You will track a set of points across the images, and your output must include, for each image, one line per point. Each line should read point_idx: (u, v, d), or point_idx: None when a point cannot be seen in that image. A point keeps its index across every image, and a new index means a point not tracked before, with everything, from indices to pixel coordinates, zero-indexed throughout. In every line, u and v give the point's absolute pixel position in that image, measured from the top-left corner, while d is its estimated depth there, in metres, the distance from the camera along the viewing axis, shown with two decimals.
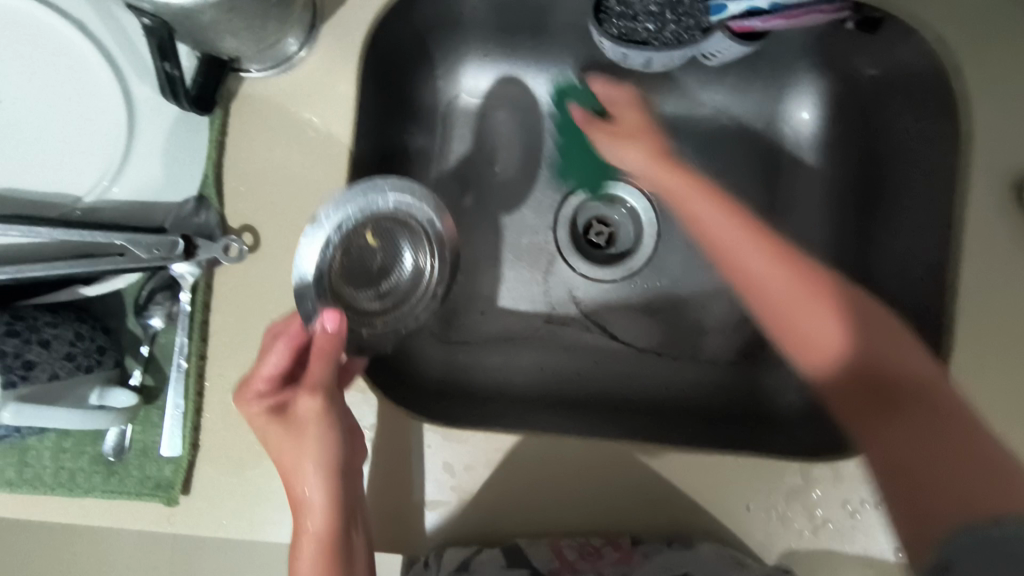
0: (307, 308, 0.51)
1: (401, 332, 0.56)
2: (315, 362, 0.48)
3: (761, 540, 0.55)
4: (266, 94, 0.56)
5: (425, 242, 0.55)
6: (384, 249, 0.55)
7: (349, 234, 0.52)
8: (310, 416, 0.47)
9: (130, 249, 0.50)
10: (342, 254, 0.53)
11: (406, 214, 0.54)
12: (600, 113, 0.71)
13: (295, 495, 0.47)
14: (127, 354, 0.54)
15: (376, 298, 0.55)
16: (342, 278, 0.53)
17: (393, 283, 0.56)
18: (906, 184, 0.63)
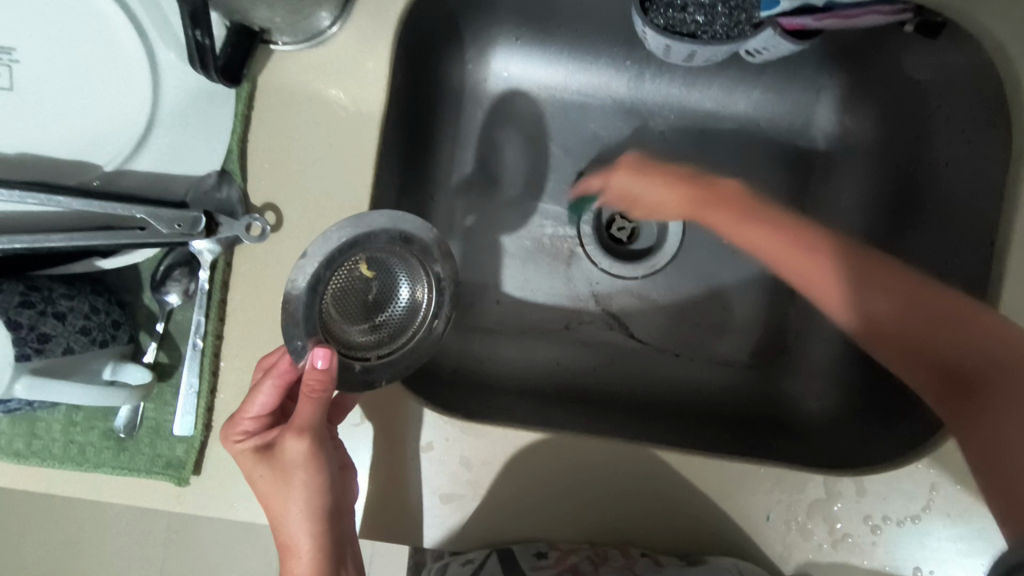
0: (295, 347, 0.46)
1: (400, 372, 0.49)
2: (303, 406, 0.46)
3: (779, 551, 0.54)
4: (296, 68, 0.54)
5: (425, 272, 0.51)
6: (379, 280, 0.51)
7: (342, 265, 0.48)
8: (298, 460, 0.48)
9: (151, 223, 0.48)
10: (337, 286, 0.49)
11: (401, 243, 0.49)
12: (634, 109, 0.74)
13: (282, 532, 0.49)
14: (142, 329, 0.53)
15: (369, 332, 0.50)
16: (333, 310, 0.49)
17: (387, 316, 0.51)
18: (951, 189, 0.61)
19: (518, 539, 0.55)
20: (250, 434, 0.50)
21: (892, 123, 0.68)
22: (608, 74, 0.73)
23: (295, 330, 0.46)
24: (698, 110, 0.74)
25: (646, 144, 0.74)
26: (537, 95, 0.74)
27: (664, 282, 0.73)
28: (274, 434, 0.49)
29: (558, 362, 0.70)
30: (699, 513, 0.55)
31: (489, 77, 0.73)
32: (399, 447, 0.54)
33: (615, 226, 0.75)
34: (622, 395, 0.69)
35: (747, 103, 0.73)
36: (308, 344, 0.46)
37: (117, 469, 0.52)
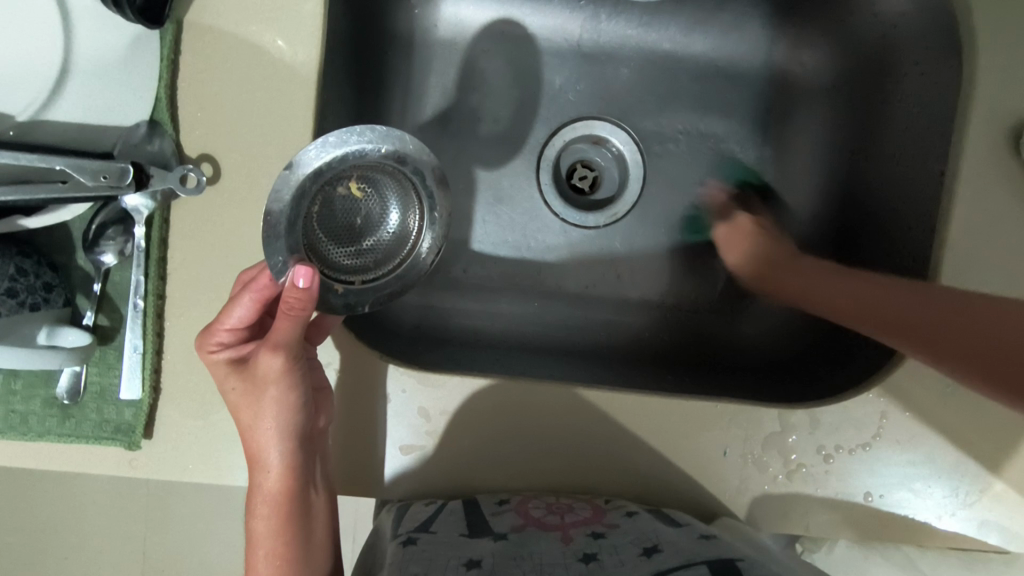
0: (276, 264, 0.44)
1: (383, 296, 0.49)
2: (283, 321, 0.44)
3: (735, 485, 0.55)
4: (224, 9, 0.51)
5: (416, 198, 0.50)
6: (367, 203, 0.50)
7: (332, 178, 0.47)
8: (271, 375, 0.47)
9: (74, 175, 0.45)
10: (323, 201, 0.47)
11: (393, 164, 0.48)
12: (595, 55, 0.72)
13: (252, 448, 0.49)
14: (78, 292, 0.51)
15: (354, 257, 0.50)
16: (318, 227, 0.47)
17: (375, 241, 0.50)
18: (906, 127, 0.61)
19: (480, 489, 0.55)
20: (223, 346, 0.49)
21: (851, 60, 0.66)
22: (563, 15, 0.71)
23: (276, 244, 0.45)
24: (654, 52, 0.72)
25: (603, 88, 0.72)
26: (489, 38, 0.71)
27: (627, 231, 0.72)
28: (250, 349, 0.49)
29: (524, 316, 0.70)
30: (660, 455, 0.56)
31: (439, 21, 0.70)
32: (362, 394, 0.54)
33: (576, 175, 0.74)
34: (586, 345, 0.69)
35: (705, 43, 0.71)
36: (290, 260, 0.45)
37: (64, 436, 0.50)
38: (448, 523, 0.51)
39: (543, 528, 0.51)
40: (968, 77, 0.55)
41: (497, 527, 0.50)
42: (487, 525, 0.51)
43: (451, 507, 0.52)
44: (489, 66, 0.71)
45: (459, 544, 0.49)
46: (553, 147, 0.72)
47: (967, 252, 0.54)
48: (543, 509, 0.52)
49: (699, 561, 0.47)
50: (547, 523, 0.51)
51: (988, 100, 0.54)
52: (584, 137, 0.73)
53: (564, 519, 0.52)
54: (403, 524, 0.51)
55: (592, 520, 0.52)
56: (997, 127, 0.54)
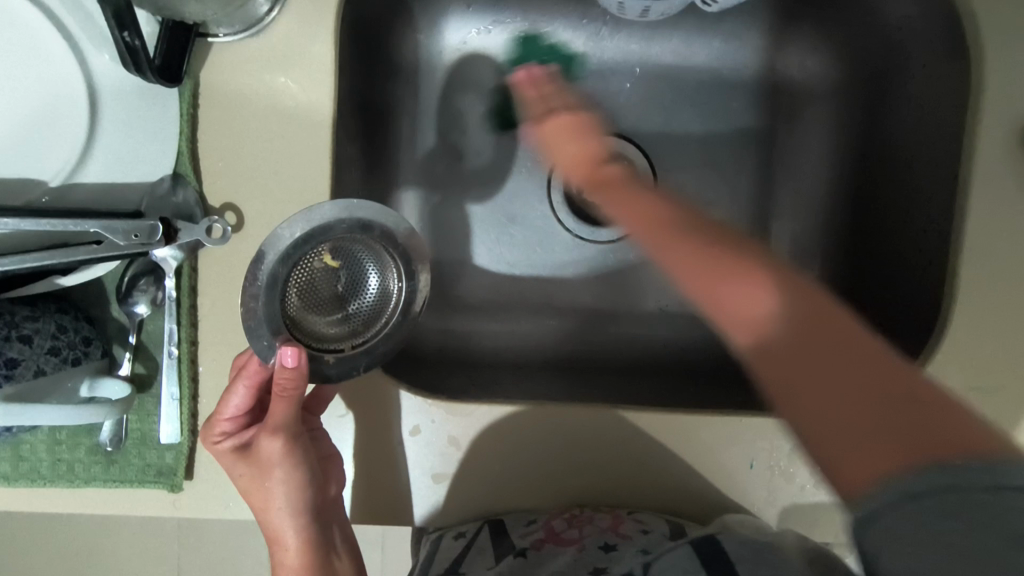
0: (263, 347, 0.46)
1: (369, 361, 0.49)
2: (279, 404, 0.47)
3: (762, 497, 0.56)
4: (237, 60, 0.52)
5: (391, 260, 0.50)
6: (346, 270, 0.50)
7: (304, 257, 0.47)
8: (275, 458, 0.49)
9: (106, 236, 0.47)
10: (301, 278, 0.48)
11: (363, 232, 0.48)
12: (599, 71, 0.73)
13: (271, 527, 0.51)
14: (114, 342, 0.53)
15: (340, 323, 0.50)
16: (299, 303, 0.48)
17: (358, 306, 0.51)
18: (915, 128, 0.61)
19: (509, 509, 0.56)
20: (227, 435, 0.51)
21: (856, 63, 0.66)
22: (565, 35, 0.72)
23: (259, 328, 0.46)
24: (658, 66, 0.72)
25: (609, 104, 0.73)
26: (494, 62, 0.72)
27: (640, 243, 0.73)
28: (251, 435, 0.50)
29: (543, 335, 0.71)
30: (685, 470, 0.56)
31: (444, 48, 0.70)
32: (387, 426, 0.55)
33: None
34: (605, 360, 0.70)
35: (708, 53, 0.72)
36: (275, 341, 0.46)
37: (109, 482, 0.52)
38: (480, 550, 0.53)
39: (562, 544, 0.52)
40: (976, 78, 0.55)
41: (519, 544, 0.53)
42: (512, 546, 0.53)
43: (480, 534, 0.54)
44: (495, 91, 0.72)
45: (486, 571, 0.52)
46: None
47: (984, 253, 0.54)
48: (564, 522, 0.54)
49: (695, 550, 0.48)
50: (568, 538, 0.52)
51: (996, 100, 0.55)
52: None
53: (583, 532, 0.53)
54: (433, 566, 0.53)
55: (608, 529, 0.53)
56: (1006, 128, 0.55)
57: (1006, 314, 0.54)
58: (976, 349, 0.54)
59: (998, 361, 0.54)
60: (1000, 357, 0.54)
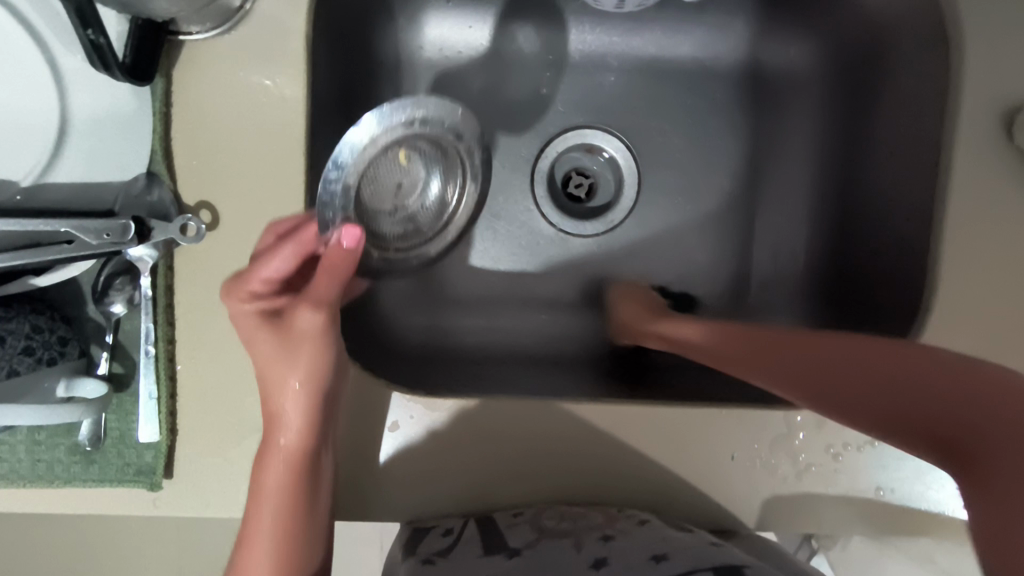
0: (327, 217, 0.56)
1: (421, 258, 0.68)
2: (325, 278, 0.48)
3: (745, 489, 0.56)
4: (210, 57, 0.52)
5: (456, 172, 0.67)
6: (417, 171, 0.65)
7: (383, 146, 0.61)
8: (309, 330, 0.48)
9: (78, 235, 0.47)
10: (374, 167, 0.62)
11: (439, 137, 0.64)
12: (581, 64, 0.72)
13: (273, 417, 0.49)
14: (92, 342, 0.53)
15: (404, 222, 0.67)
16: (367, 193, 0.62)
17: (420, 207, 0.67)
18: (898, 116, 0.61)
19: (494, 506, 0.56)
20: (255, 296, 0.49)
21: (838, 51, 0.66)
22: (546, 28, 0.71)
23: (327, 205, 0.57)
24: (640, 58, 0.72)
25: (592, 97, 0.73)
26: (475, 58, 0.71)
27: (625, 236, 0.73)
28: (286, 302, 0.50)
29: (528, 330, 0.70)
30: (667, 463, 0.56)
31: (424, 43, 0.70)
32: (374, 424, 0.55)
33: (571, 183, 0.74)
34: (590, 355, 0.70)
35: (691, 44, 0.71)
36: (336, 219, 0.57)
37: (89, 481, 0.52)
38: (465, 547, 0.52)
39: (554, 538, 0.52)
40: (956, 65, 0.55)
41: (512, 541, 0.52)
42: (502, 540, 0.52)
43: (469, 532, 0.54)
44: (477, 86, 0.71)
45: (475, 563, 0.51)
46: (547, 160, 0.73)
47: (968, 241, 0.54)
48: (556, 518, 0.54)
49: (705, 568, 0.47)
50: (560, 531, 0.52)
51: (979, 86, 0.54)
52: (576, 146, 0.73)
53: (576, 525, 0.53)
54: (421, 550, 0.53)
55: (604, 525, 0.52)
56: (990, 113, 0.54)
57: (991, 303, 0.54)
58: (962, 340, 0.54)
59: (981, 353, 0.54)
60: (985, 345, 0.53)
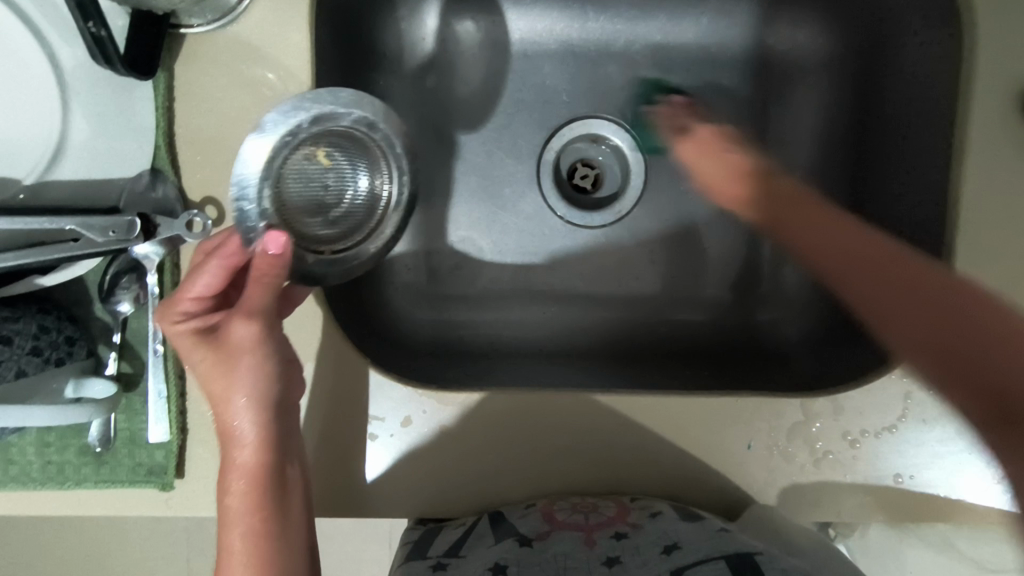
0: (247, 229, 0.47)
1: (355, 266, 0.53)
2: (256, 285, 0.44)
3: (761, 478, 0.55)
4: (212, 51, 0.51)
5: (384, 164, 0.53)
6: (336, 168, 0.51)
7: (296, 142, 0.48)
8: (244, 345, 0.44)
9: (83, 233, 0.46)
10: (289, 168, 0.49)
11: (358, 129, 0.50)
12: (586, 53, 0.71)
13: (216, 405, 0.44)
14: (99, 342, 0.52)
15: (330, 227, 0.52)
16: (287, 196, 0.49)
17: (349, 209, 0.52)
18: (908, 98, 0.60)
19: (507, 501, 0.56)
20: (188, 317, 0.46)
21: (846, 34, 0.65)
22: (550, 17, 0.70)
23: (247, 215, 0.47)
24: (645, 46, 0.71)
25: (597, 86, 0.72)
26: (478, 48, 0.70)
27: (633, 226, 0.72)
28: (218, 319, 0.46)
29: (537, 323, 0.70)
30: (682, 453, 0.56)
31: (426, 34, 0.69)
32: (386, 420, 0.55)
33: (577, 174, 0.73)
34: (601, 347, 0.69)
35: (697, 30, 0.70)
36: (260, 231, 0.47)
37: (100, 482, 0.52)
38: (477, 540, 0.52)
39: (566, 530, 0.51)
40: (967, 43, 0.54)
41: (524, 531, 0.51)
42: (515, 531, 0.51)
43: (481, 525, 0.53)
44: (480, 77, 0.71)
45: (486, 553, 0.50)
46: (552, 150, 0.72)
47: (982, 223, 0.53)
48: (568, 511, 0.53)
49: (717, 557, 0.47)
50: (573, 523, 0.52)
51: (990, 65, 0.54)
52: (582, 136, 0.72)
53: (589, 520, 0.52)
54: (433, 551, 0.52)
55: (614, 518, 0.52)
56: (998, 95, 0.54)
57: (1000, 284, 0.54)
58: None
59: None
60: None
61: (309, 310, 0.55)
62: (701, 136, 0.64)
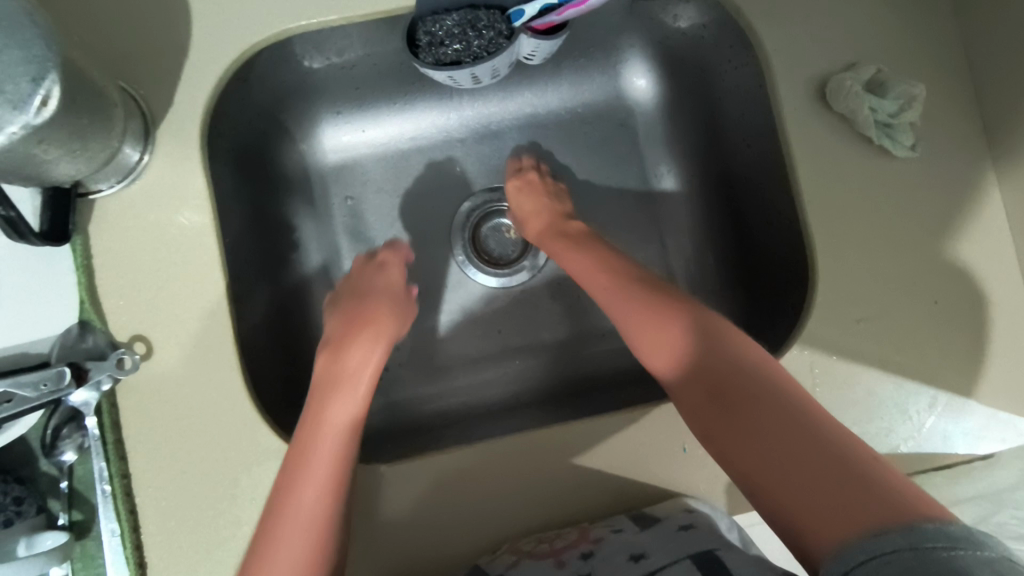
0: (473, 50, 0.61)
1: (503, 47, 0.61)
2: (529, 201, 0.72)
3: (705, 475, 0.58)
4: (123, 207, 0.57)
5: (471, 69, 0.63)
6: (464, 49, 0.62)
7: (444, 57, 0.62)
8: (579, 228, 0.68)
9: (16, 392, 0.50)
10: (455, 55, 0.62)
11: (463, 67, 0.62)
12: (467, 136, 0.80)
13: (314, 500, 0.51)
14: (49, 496, 0.54)
15: (463, 51, 0.62)
16: (429, 54, 0.62)
17: (495, 46, 0.61)
18: (740, 113, 0.68)
19: (477, 552, 0.57)
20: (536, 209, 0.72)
21: (678, 72, 0.74)
22: (430, 113, 0.78)
23: (439, 50, 0.62)
24: (518, 121, 0.80)
25: (487, 163, 0.80)
26: (375, 155, 0.79)
27: (549, 280, 0.78)
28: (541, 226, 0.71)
29: (483, 382, 0.75)
30: (629, 472, 0.58)
31: (325, 151, 0.77)
32: (365, 489, 0.57)
33: (489, 239, 0.79)
34: (545, 391, 0.75)
35: (559, 98, 0.79)
36: (456, 49, 0.62)
37: None
38: None
39: (536, 559, 0.53)
40: (762, 58, 0.62)
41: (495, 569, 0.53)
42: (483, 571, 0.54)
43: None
44: (381, 179, 0.79)
45: None
46: (461, 224, 0.79)
47: (826, 203, 0.59)
48: (531, 543, 0.55)
49: (686, 557, 0.50)
50: (537, 553, 0.54)
51: (788, 72, 0.61)
52: (481, 204, 0.79)
53: (554, 545, 0.55)
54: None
55: (580, 537, 0.55)
56: (809, 90, 0.61)
57: (875, 242, 0.59)
58: (855, 289, 0.58)
59: (879, 294, 0.58)
60: (873, 288, 0.58)
61: (242, 425, 0.55)
62: (520, 204, 0.73)
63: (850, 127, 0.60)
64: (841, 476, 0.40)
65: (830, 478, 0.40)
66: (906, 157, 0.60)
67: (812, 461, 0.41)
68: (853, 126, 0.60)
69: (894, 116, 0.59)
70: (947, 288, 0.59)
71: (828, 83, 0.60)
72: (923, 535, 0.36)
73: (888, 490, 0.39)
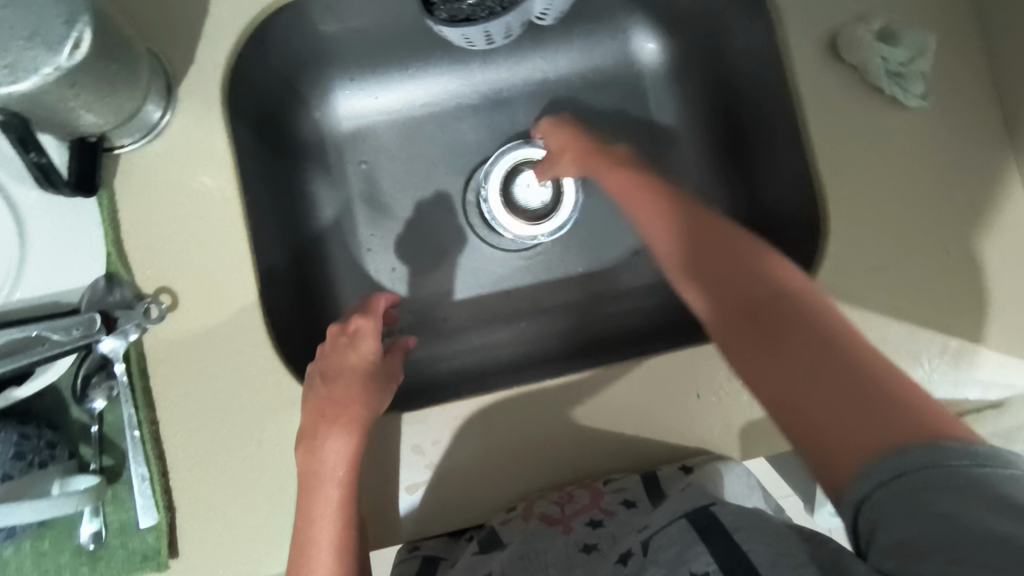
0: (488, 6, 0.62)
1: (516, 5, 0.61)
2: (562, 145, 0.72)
3: (719, 422, 0.59)
4: (147, 163, 0.59)
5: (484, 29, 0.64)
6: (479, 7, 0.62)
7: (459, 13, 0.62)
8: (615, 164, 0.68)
9: (49, 335, 0.52)
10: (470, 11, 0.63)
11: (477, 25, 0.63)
12: (478, 102, 0.80)
13: (329, 506, 0.52)
14: (80, 442, 0.56)
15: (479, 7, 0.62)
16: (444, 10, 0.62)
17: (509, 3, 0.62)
18: (750, 70, 0.68)
19: (495, 500, 0.59)
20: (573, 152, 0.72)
21: (687, 33, 0.74)
22: (442, 79, 0.79)
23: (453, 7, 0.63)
24: (529, 86, 0.80)
25: (499, 127, 0.80)
26: (387, 122, 0.79)
27: (562, 243, 0.79)
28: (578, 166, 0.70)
29: (498, 342, 0.76)
30: (645, 421, 0.59)
31: (339, 117, 0.78)
32: (385, 439, 0.59)
33: (504, 209, 0.79)
34: (558, 351, 0.76)
35: (569, 62, 0.79)
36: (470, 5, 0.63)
37: None
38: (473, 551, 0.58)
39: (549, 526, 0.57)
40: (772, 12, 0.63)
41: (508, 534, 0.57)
42: (498, 538, 0.57)
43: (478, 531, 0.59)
44: (394, 145, 0.79)
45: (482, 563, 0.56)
46: (475, 191, 0.79)
47: (837, 154, 0.60)
48: (548, 504, 0.57)
49: (680, 516, 0.49)
50: (552, 515, 0.57)
51: (798, 25, 0.62)
52: (495, 173, 0.79)
53: (566, 510, 0.57)
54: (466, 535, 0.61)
55: (591, 501, 0.57)
56: (819, 43, 0.61)
57: (886, 191, 0.59)
58: (867, 238, 0.59)
59: (890, 242, 0.59)
60: (884, 236, 0.59)
61: (265, 374, 0.57)
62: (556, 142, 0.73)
63: (861, 79, 0.60)
64: (864, 398, 0.41)
65: (856, 407, 0.40)
66: (917, 107, 0.60)
67: (836, 385, 0.42)
68: (863, 77, 0.60)
69: (904, 65, 0.59)
70: (958, 237, 0.59)
71: (838, 35, 0.61)
72: (943, 455, 0.37)
73: (911, 416, 0.40)
